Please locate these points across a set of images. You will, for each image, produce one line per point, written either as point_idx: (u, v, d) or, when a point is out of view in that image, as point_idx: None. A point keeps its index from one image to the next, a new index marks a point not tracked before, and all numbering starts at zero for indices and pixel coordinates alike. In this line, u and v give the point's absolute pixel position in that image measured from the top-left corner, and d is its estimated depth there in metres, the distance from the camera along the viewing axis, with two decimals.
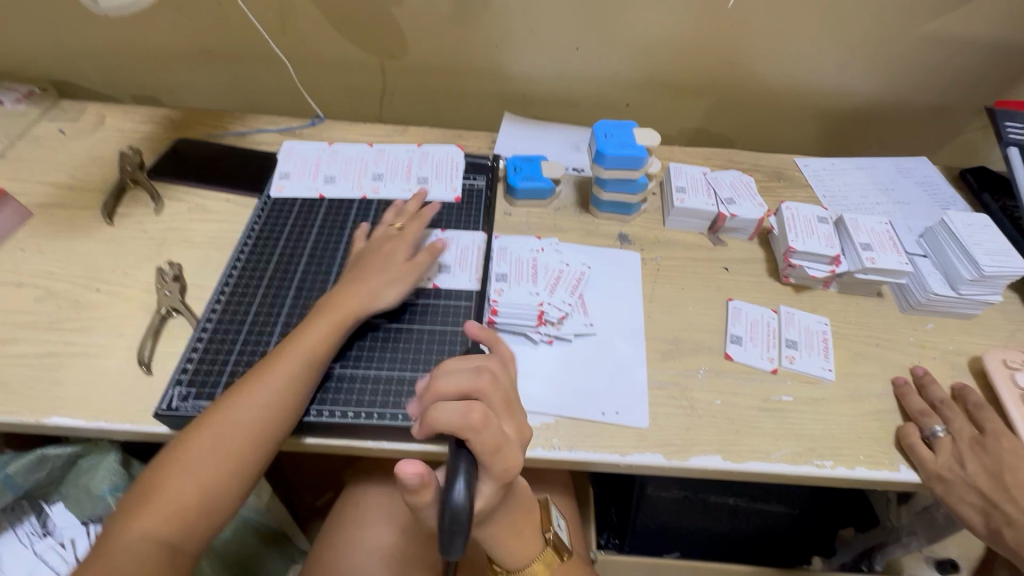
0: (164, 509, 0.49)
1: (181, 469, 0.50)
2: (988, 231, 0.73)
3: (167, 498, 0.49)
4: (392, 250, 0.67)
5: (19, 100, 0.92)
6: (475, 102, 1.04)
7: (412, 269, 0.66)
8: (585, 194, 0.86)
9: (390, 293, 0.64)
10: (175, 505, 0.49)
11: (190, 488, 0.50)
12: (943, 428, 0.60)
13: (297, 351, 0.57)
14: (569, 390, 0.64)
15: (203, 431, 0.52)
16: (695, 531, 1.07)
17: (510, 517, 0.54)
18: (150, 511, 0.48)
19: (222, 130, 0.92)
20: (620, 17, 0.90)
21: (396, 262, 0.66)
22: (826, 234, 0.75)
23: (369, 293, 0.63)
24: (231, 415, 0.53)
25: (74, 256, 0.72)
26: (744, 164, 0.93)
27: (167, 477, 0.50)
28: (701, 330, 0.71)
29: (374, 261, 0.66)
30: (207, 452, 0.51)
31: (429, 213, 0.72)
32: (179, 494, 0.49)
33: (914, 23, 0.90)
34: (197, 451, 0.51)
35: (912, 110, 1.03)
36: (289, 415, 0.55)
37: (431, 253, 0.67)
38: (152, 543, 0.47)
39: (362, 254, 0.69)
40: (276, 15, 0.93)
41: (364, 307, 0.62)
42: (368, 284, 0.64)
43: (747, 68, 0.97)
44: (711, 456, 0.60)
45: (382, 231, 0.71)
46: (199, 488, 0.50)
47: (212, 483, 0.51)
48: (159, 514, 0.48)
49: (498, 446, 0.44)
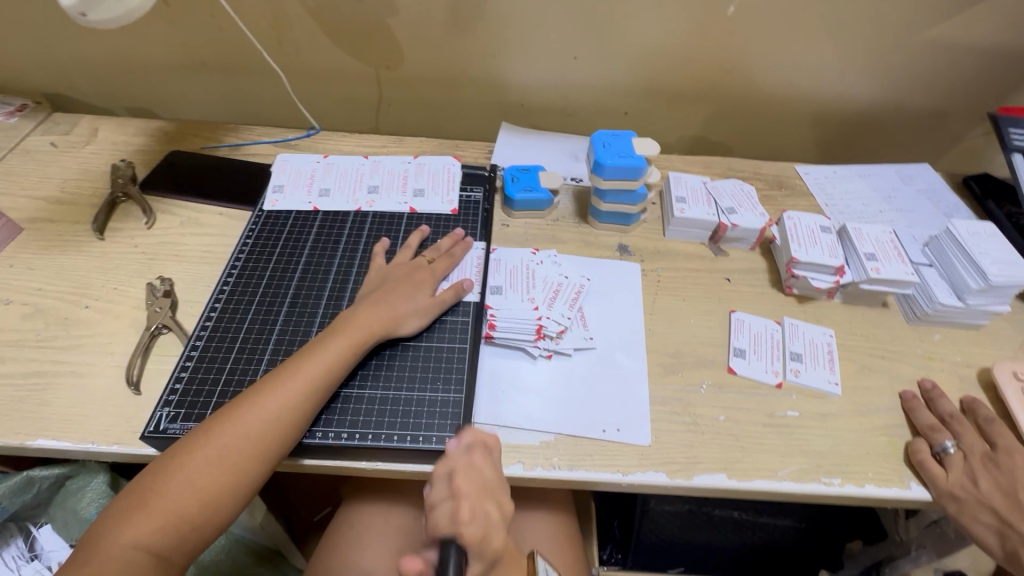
0: (160, 516, 0.47)
1: (184, 474, 0.49)
2: (994, 239, 0.72)
3: (163, 506, 0.47)
4: (419, 278, 0.67)
5: (11, 114, 0.92)
6: (472, 111, 1.03)
7: (437, 304, 0.65)
8: (583, 205, 0.85)
9: (413, 322, 0.63)
10: (171, 513, 0.47)
11: (187, 498, 0.48)
12: (953, 444, 0.59)
13: (313, 368, 0.56)
14: (569, 408, 0.62)
15: (210, 435, 0.51)
16: (699, 545, 1.05)
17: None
18: (145, 517, 0.47)
19: (217, 142, 0.91)
20: (617, 26, 0.89)
21: (423, 292, 0.66)
22: (830, 244, 0.74)
23: (393, 319, 0.62)
24: (239, 425, 0.51)
25: (64, 272, 0.71)
26: (744, 172, 0.92)
27: (167, 481, 0.48)
28: (705, 343, 0.69)
29: (400, 286, 0.65)
30: (211, 460, 0.50)
31: (459, 252, 0.72)
32: (178, 503, 0.48)
33: (913, 31, 0.89)
34: (202, 458, 0.49)
35: (911, 117, 1.02)
36: (296, 433, 0.53)
37: (456, 290, 0.67)
38: (143, 551, 0.46)
39: (384, 275, 0.68)
40: (270, 26, 0.92)
41: (385, 330, 0.61)
42: (393, 309, 0.62)
43: (746, 75, 0.96)
44: (715, 474, 0.58)
45: (407, 254, 0.71)
46: (196, 499, 0.48)
47: (211, 494, 0.49)
48: (154, 523, 0.47)
49: (485, 534, 0.45)
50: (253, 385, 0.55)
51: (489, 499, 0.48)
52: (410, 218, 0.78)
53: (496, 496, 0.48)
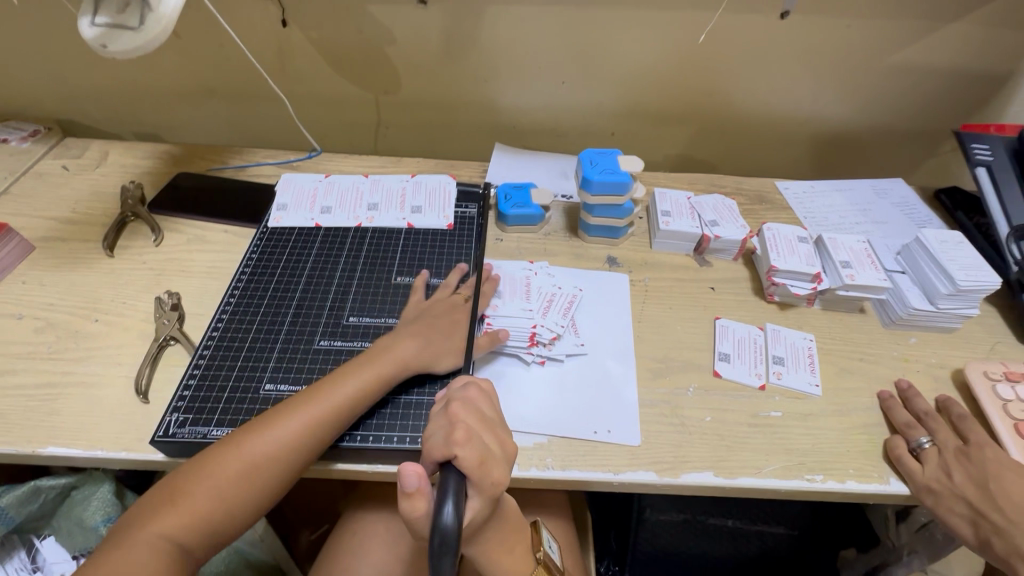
0: (183, 515, 0.50)
1: (213, 480, 0.51)
2: (962, 246, 0.76)
3: (188, 507, 0.50)
4: (455, 318, 0.68)
5: (24, 139, 0.95)
6: (467, 133, 1.08)
7: (470, 346, 0.66)
8: (574, 219, 0.89)
9: (448, 360, 0.64)
10: (195, 513, 0.50)
11: (208, 501, 0.51)
12: (928, 439, 0.62)
13: (339, 394, 0.57)
14: (562, 410, 0.65)
15: (243, 444, 0.53)
16: (695, 555, 1.06)
17: (497, 532, 0.51)
18: (173, 512, 0.50)
19: (222, 164, 0.95)
20: (603, 52, 0.95)
21: (458, 332, 0.67)
22: (807, 253, 0.78)
23: (431, 356, 0.64)
24: (261, 438, 0.54)
25: (75, 287, 0.74)
26: (727, 188, 0.96)
27: (193, 483, 0.51)
28: (691, 348, 0.72)
29: (439, 322, 0.67)
30: (234, 476, 0.52)
31: (489, 289, 0.73)
32: (200, 505, 0.50)
33: (880, 55, 0.95)
34: (225, 469, 0.52)
35: (884, 134, 1.08)
36: (309, 455, 0.55)
37: (492, 338, 0.66)
38: (165, 545, 0.48)
39: (424, 309, 0.69)
40: (275, 55, 0.97)
41: (422, 365, 0.63)
42: (432, 347, 0.64)
43: (726, 97, 1.02)
44: (703, 472, 0.60)
45: (446, 290, 0.72)
46: (221, 500, 0.51)
47: (233, 501, 0.52)
48: (178, 520, 0.50)
49: (483, 459, 0.41)
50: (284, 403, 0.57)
51: (487, 432, 0.44)
52: (408, 233, 0.82)
53: (495, 430, 0.45)
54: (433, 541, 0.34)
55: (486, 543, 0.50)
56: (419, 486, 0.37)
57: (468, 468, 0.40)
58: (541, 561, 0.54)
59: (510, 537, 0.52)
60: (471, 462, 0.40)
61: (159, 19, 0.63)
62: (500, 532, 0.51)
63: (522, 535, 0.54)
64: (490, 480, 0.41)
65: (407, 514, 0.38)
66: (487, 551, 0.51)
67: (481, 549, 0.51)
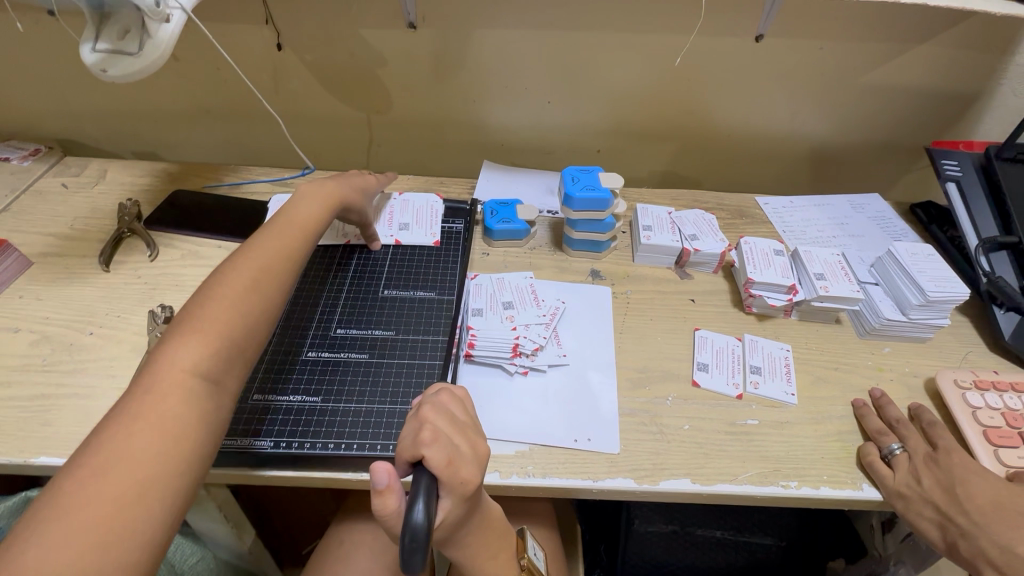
0: (169, 390, 0.46)
1: (192, 338, 0.50)
2: (932, 259, 0.78)
3: (166, 378, 0.46)
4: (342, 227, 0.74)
5: (25, 158, 0.98)
6: (456, 151, 1.11)
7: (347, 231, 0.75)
8: (559, 234, 0.91)
9: None
10: (173, 390, 0.46)
11: (185, 368, 0.48)
12: (899, 446, 0.63)
13: (259, 265, 0.60)
14: (543, 419, 0.66)
15: (192, 321, 0.51)
16: (685, 566, 1.06)
17: (480, 537, 0.51)
18: (146, 405, 0.44)
19: (218, 181, 0.98)
20: (586, 74, 0.98)
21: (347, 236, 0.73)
22: (783, 266, 0.80)
23: (323, 224, 0.71)
24: (215, 300, 0.54)
25: (71, 301, 0.76)
26: (708, 203, 0.99)
27: (162, 362, 0.47)
28: (670, 358, 0.74)
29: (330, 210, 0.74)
30: (200, 330, 0.51)
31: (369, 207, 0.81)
32: (175, 373, 0.47)
33: (852, 75, 0.99)
34: (181, 346, 0.49)
35: (861, 151, 1.11)
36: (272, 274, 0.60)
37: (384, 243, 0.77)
38: (166, 427, 0.44)
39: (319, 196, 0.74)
40: (270, 77, 1.00)
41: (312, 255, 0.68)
42: (322, 218, 0.71)
43: (706, 115, 1.05)
44: (680, 479, 0.62)
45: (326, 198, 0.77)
46: (203, 347, 0.50)
47: (219, 332, 0.51)
48: (164, 395, 0.45)
49: (451, 460, 0.42)
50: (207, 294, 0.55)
51: (458, 433, 0.45)
52: (396, 249, 0.84)
53: (466, 433, 0.46)
54: (404, 539, 0.35)
55: (470, 549, 0.50)
56: (390, 483, 0.39)
57: (436, 470, 0.41)
58: (526, 567, 0.56)
59: (494, 544, 0.52)
60: (440, 463, 0.42)
61: (156, 45, 0.66)
62: (484, 536, 0.51)
63: (506, 542, 0.55)
64: (459, 482, 0.42)
65: (380, 512, 0.40)
66: (472, 556, 0.51)
67: (466, 554, 0.51)
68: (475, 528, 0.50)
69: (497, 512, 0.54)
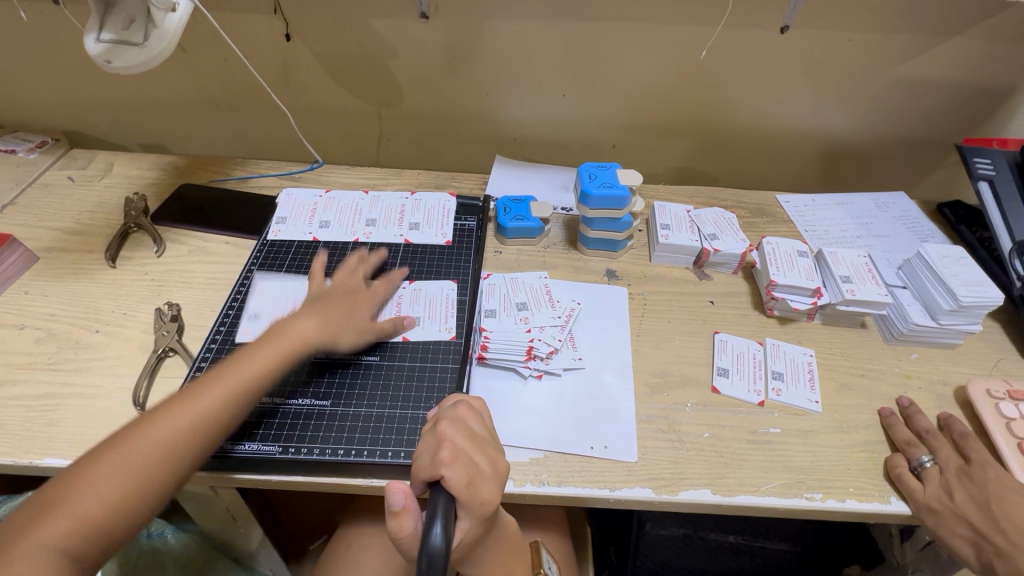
0: (68, 519, 0.44)
1: (140, 450, 0.49)
2: (964, 262, 0.75)
3: (70, 507, 0.44)
4: (358, 300, 0.69)
5: (31, 150, 0.97)
6: (468, 145, 1.09)
7: (375, 328, 0.68)
8: (573, 232, 0.89)
9: (347, 338, 0.65)
10: (83, 513, 0.45)
11: (98, 498, 0.45)
12: (930, 458, 0.61)
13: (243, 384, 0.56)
14: (558, 425, 0.64)
15: (120, 444, 0.48)
16: (696, 570, 1.04)
17: (496, 554, 0.49)
18: (52, 521, 0.43)
19: (225, 175, 0.96)
20: (603, 67, 0.95)
21: (360, 314, 0.68)
22: (807, 268, 0.77)
23: (330, 335, 0.64)
24: (154, 430, 0.50)
25: (77, 298, 0.75)
26: (727, 201, 0.96)
27: (78, 484, 0.46)
28: (689, 363, 0.72)
29: (337, 303, 0.67)
30: (124, 458, 0.48)
31: (394, 276, 0.75)
32: (94, 496, 0.45)
33: (880, 69, 0.95)
34: (117, 460, 0.48)
35: (886, 148, 1.08)
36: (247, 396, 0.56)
37: (395, 322, 0.69)
38: (55, 553, 0.42)
39: (321, 292, 0.69)
40: (278, 68, 0.98)
41: (322, 344, 0.63)
42: (328, 325, 0.64)
43: (726, 110, 1.02)
44: (700, 489, 0.60)
45: (343, 271, 0.72)
46: (137, 472, 0.48)
47: (160, 455, 0.49)
48: (61, 525, 0.43)
49: (471, 479, 0.41)
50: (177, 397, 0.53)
51: (477, 451, 0.44)
52: (406, 249, 0.82)
53: (485, 449, 0.45)
54: (421, 564, 0.34)
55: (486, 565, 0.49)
56: (406, 505, 0.39)
57: (455, 491, 0.40)
58: None
59: (511, 559, 0.51)
60: (460, 483, 0.40)
61: (163, 34, 0.64)
62: (500, 551, 0.49)
63: (522, 557, 0.54)
64: (478, 502, 0.41)
65: (397, 534, 0.39)
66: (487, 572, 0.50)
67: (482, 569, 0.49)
68: (491, 544, 0.48)
69: (514, 524, 0.52)
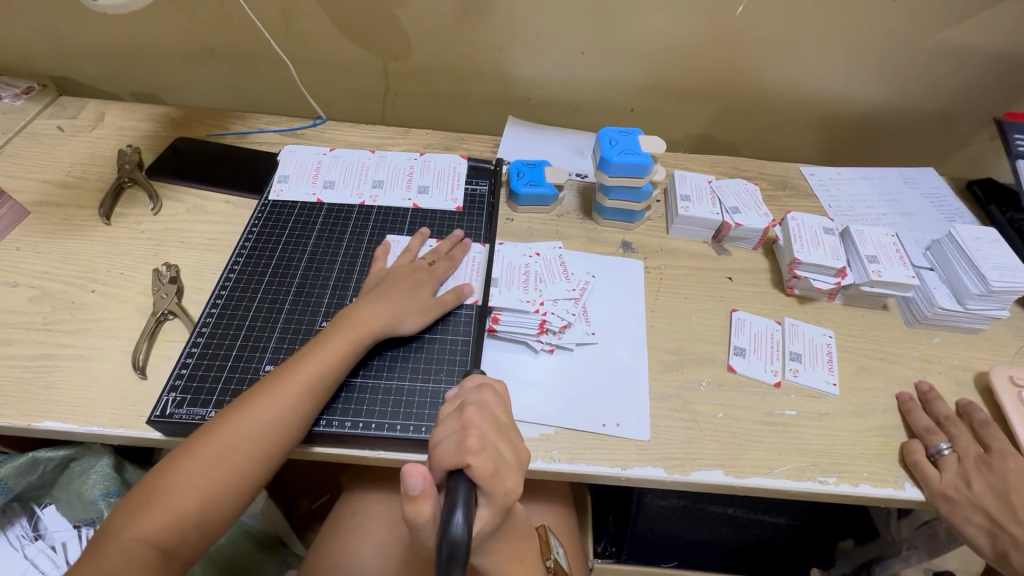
0: (163, 514, 0.47)
1: (218, 453, 0.50)
2: (996, 244, 0.72)
3: (166, 503, 0.48)
4: (419, 279, 0.66)
5: (18, 96, 0.91)
6: (478, 105, 1.03)
7: (439, 306, 0.65)
8: (588, 201, 0.85)
9: (413, 322, 0.63)
10: (174, 510, 0.48)
11: (189, 496, 0.48)
12: (948, 446, 0.60)
13: (307, 389, 0.55)
14: (570, 401, 0.63)
15: (208, 439, 0.51)
16: (693, 541, 1.05)
17: (508, 543, 0.49)
18: (147, 514, 0.47)
19: (223, 129, 0.91)
20: (626, 23, 0.89)
21: (422, 293, 0.65)
22: (832, 246, 0.74)
23: (393, 319, 0.62)
24: (238, 425, 0.52)
25: (71, 256, 0.72)
26: (749, 172, 0.92)
27: (170, 480, 0.49)
28: (705, 341, 0.70)
29: (400, 286, 0.65)
30: (211, 457, 0.50)
31: (458, 255, 0.72)
32: (179, 501, 0.48)
33: (920, 34, 0.89)
34: (201, 457, 0.50)
35: (917, 120, 1.02)
36: (317, 404, 0.55)
37: (457, 293, 0.67)
38: (148, 548, 0.46)
39: (384, 275, 0.67)
40: (278, 13, 0.91)
41: (385, 330, 0.61)
42: (391, 306, 0.62)
43: (754, 74, 0.96)
44: (712, 470, 0.59)
45: (407, 257, 0.70)
46: (222, 474, 0.50)
47: (240, 460, 0.51)
48: (156, 520, 0.47)
49: (497, 469, 0.40)
50: (252, 387, 0.55)
51: (502, 439, 0.43)
52: (414, 214, 0.79)
53: (509, 437, 0.44)
54: (441, 552, 0.34)
55: (498, 554, 0.48)
56: (424, 489, 0.37)
57: (479, 479, 0.39)
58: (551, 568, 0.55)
59: (521, 547, 0.50)
60: (485, 473, 0.39)
61: None
62: (512, 541, 0.49)
63: (531, 543, 0.53)
64: (505, 489, 0.40)
65: (412, 518, 0.38)
66: (499, 562, 0.49)
67: (493, 560, 0.48)
68: (504, 534, 0.47)
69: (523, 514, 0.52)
